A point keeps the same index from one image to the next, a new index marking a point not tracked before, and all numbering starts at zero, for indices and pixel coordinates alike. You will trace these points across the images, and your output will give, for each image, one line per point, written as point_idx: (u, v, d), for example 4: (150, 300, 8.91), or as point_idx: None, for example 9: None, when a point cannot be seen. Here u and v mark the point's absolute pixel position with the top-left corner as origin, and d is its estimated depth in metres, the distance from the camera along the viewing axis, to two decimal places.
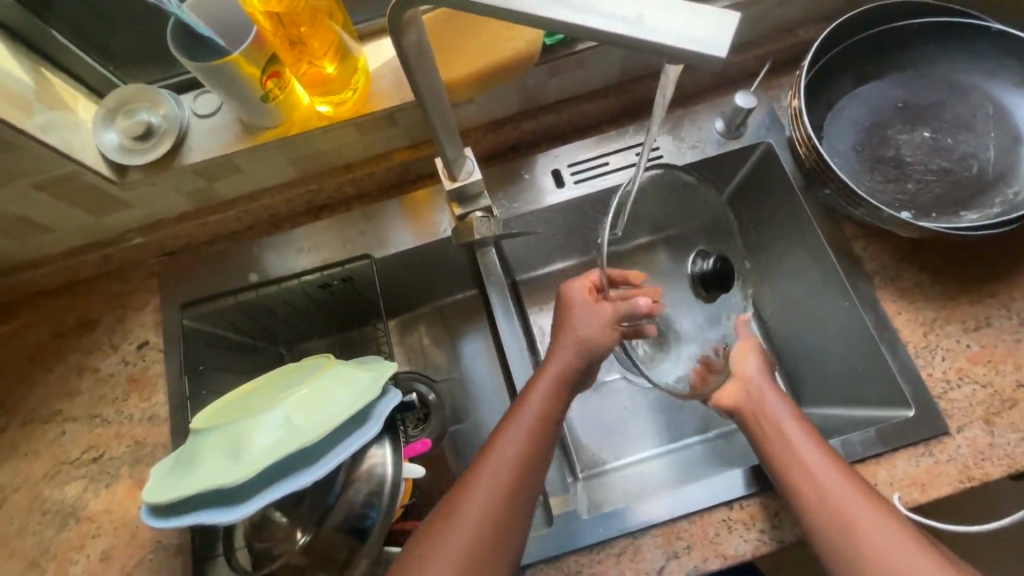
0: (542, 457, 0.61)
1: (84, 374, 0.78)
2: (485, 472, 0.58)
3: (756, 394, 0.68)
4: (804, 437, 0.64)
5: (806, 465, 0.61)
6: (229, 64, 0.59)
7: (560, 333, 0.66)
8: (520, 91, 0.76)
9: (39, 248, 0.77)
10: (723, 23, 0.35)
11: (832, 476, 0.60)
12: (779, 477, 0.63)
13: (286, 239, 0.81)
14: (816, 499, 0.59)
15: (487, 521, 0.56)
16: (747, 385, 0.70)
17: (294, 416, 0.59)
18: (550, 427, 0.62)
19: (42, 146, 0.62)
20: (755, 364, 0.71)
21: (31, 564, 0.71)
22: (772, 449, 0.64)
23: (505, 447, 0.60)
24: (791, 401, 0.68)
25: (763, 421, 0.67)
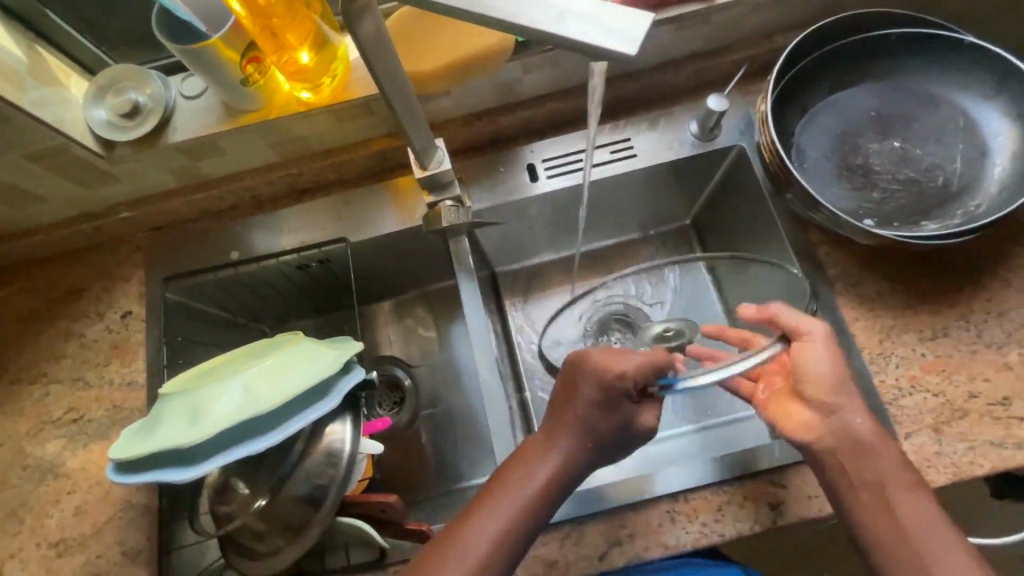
0: (527, 530, 0.58)
1: (70, 339, 0.82)
2: (487, 531, 0.57)
3: (846, 430, 0.60)
4: (901, 478, 0.59)
5: (898, 509, 0.58)
6: (209, 49, 0.63)
7: (562, 409, 0.62)
8: (496, 85, 0.78)
9: (32, 217, 0.81)
10: (637, 23, 0.37)
11: (920, 521, 0.57)
12: (859, 520, 0.59)
13: (267, 220, 0.85)
14: (906, 546, 0.56)
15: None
16: (839, 425, 0.61)
17: (255, 385, 0.62)
18: (546, 500, 0.59)
19: (33, 120, 0.65)
20: (827, 370, 0.61)
21: (10, 515, 0.75)
22: (860, 493, 0.59)
23: (509, 506, 0.58)
24: (893, 443, 0.60)
25: (867, 464, 0.59)
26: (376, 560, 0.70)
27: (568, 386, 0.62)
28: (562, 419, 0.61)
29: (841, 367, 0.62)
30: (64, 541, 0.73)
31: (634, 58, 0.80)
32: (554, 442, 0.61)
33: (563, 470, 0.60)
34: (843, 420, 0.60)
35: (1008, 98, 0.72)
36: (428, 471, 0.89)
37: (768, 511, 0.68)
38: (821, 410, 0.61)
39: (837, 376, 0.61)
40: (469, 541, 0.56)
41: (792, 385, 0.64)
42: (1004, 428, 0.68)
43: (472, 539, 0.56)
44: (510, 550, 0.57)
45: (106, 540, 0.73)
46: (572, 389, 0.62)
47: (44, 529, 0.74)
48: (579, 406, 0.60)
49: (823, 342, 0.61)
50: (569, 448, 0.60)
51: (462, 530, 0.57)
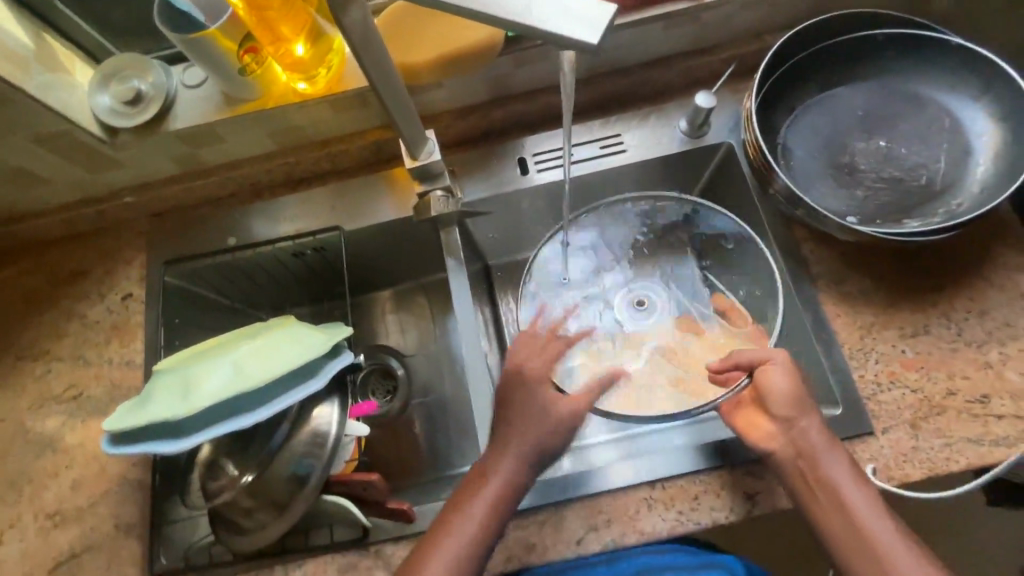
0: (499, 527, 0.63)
1: (72, 319, 0.85)
2: (455, 528, 0.62)
3: (800, 439, 0.64)
4: (847, 478, 0.62)
5: (848, 507, 0.61)
6: (207, 38, 0.66)
7: (501, 431, 0.67)
8: (488, 79, 0.80)
9: (38, 200, 0.84)
10: (601, 13, 0.39)
11: (872, 519, 0.60)
12: (818, 521, 0.62)
13: (265, 208, 0.87)
14: (864, 554, 0.59)
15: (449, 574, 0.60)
16: (790, 433, 0.65)
17: (244, 364, 0.64)
18: (509, 501, 0.64)
19: (38, 104, 0.68)
20: (784, 388, 0.65)
21: (10, 486, 0.78)
22: (813, 493, 0.62)
23: (471, 508, 0.63)
24: (841, 448, 0.63)
25: (815, 470, 0.63)
26: (358, 538, 0.72)
27: (502, 409, 0.68)
28: (502, 440, 0.66)
29: (801, 385, 0.66)
30: (61, 512, 0.76)
31: (624, 55, 0.81)
32: (508, 450, 0.65)
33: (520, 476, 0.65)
34: (796, 428, 0.64)
35: (994, 98, 0.72)
36: (416, 458, 0.91)
37: (744, 501, 0.69)
38: (780, 420, 0.65)
39: (795, 394, 0.65)
40: (444, 538, 0.62)
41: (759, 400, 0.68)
42: (982, 425, 0.68)
43: (445, 535, 0.62)
44: (478, 548, 0.62)
45: (101, 513, 0.76)
46: (507, 415, 0.67)
47: (43, 500, 0.77)
48: (517, 431, 0.66)
49: (780, 367, 0.66)
50: (513, 468, 0.64)
51: (438, 527, 0.63)
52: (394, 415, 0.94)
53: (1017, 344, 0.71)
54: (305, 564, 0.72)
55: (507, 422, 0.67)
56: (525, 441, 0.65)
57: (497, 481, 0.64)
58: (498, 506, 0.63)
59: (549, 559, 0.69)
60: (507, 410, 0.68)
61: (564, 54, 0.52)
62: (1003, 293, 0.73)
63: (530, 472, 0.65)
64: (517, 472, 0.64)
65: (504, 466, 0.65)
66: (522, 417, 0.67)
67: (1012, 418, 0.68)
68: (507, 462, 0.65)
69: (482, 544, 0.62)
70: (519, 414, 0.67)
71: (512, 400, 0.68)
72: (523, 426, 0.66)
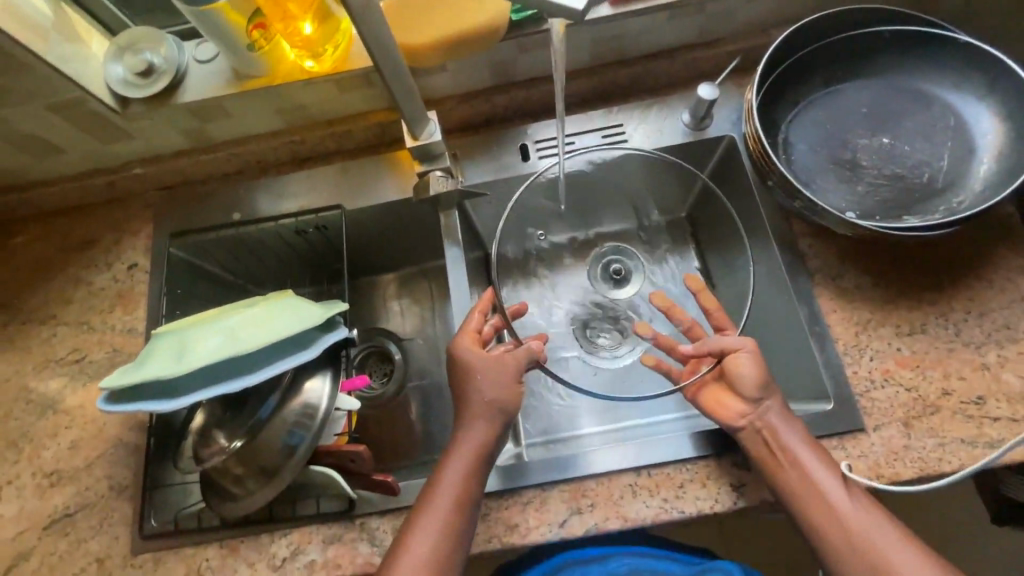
0: (471, 509, 0.64)
1: (79, 286, 0.87)
2: (438, 500, 0.63)
3: (764, 417, 0.65)
4: (811, 457, 0.63)
5: (821, 491, 0.62)
6: (216, 11, 0.67)
7: (465, 402, 0.69)
8: (492, 64, 0.81)
9: (51, 168, 0.86)
10: None
11: (845, 499, 0.61)
12: (802, 513, 0.62)
13: (271, 184, 0.89)
14: (847, 539, 0.59)
15: (439, 543, 0.61)
16: (755, 411, 0.66)
17: (238, 330, 0.65)
18: (475, 477, 0.65)
19: (53, 71, 0.70)
20: (751, 373, 0.66)
21: (11, 445, 0.80)
22: (785, 481, 0.63)
23: (448, 477, 0.65)
24: (796, 419, 0.65)
25: (783, 454, 0.64)
26: (345, 510, 0.72)
27: (460, 381, 0.70)
28: (469, 410, 0.68)
29: (766, 370, 0.67)
30: (57, 472, 0.78)
31: (629, 46, 0.82)
32: (467, 430, 0.67)
33: (483, 453, 0.66)
34: (762, 407, 0.66)
35: (999, 97, 0.72)
36: (408, 440, 0.92)
37: (729, 492, 0.69)
38: (748, 401, 0.66)
39: (762, 379, 0.66)
40: (423, 514, 0.63)
41: (727, 381, 0.69)
42: (976, 426, 0.67)
43: (426, 512, 0.63)
44: (463, 511, 0.63)
45: (96, 474, 0.77)
46: (468, 387, 0.69)
47: (41, 459, 0.79)
48: (481, 397, 0.68)
49: (749, 353, 0.67)
50: (483, 434, 0.67)
51: (420, 506, 0.64)
52: (389, 396, 0.95)
53: (1016, 346, 0.70)
54: (290, 533, 0.72)
55: (467, 392, 0.69)
56: (490, 406, 0.68)
57: (470, 445, 0.66)
58: (469, 478, 0.65)
59: (530, 540, 0.69)
60: (464, 383, 0.69)
61: (552, 24, 0.52)
62: (1005, 295, 0.72)
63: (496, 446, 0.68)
64: (487, 437, 0.67)
65: (474, 432, 0.67)
66: (482, 385, 0.69)
67: (1008, 421, 0.67)
68: (477, 426, 0.67)
69: (466, 510, 0.63)
70: (480, 381, 0.69)
71: (470, 372, 0.69)
72: (485, 396, 0.68)
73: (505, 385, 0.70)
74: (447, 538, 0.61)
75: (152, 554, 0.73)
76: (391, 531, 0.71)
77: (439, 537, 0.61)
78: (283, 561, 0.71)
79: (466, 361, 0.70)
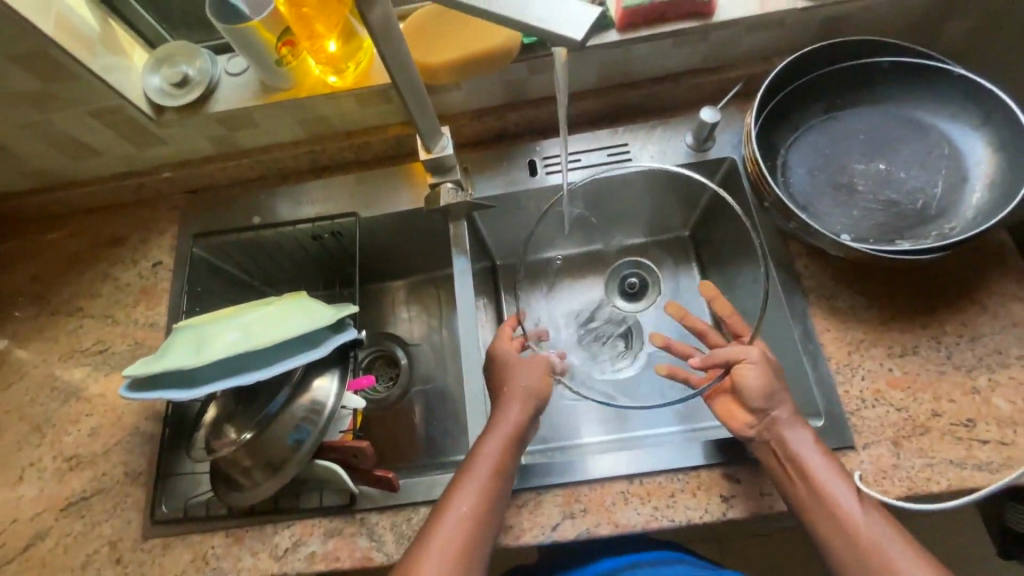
0: (502, 487, 0.67)
1: (106, 281, 0.92)
2: (475, 471, 0.66)
3: (772, 427, 0.67)
4: (821, 464, 0.64)
5: (829, 500, 0.62)
6: (250, 29, 0.73)
7: (503, 386, 0.73)
8: (504, 84, 0.85)
9: (88, 169, 0.92)
10: (589, 14, 0.43)
11: (857, 509, 0.61)
12: (810, 519, 0.63)
13: (290, 191, 0.93)
14: (859, 552, 0.59)
15: (475, 511, 0.64)
16: (762, 421, 0.68)
17: (255, 327, 0.69)
18: (510, 455, 0.68)
19: (95, 79, 0.76)
20: (755, 381, 0.68)
21: (35, 429, 0.84)
22: (795, 484, 0.64)
23: (485, 451, 0.68)
24: (807, 425, 0.67)
25: (792, 460, 0.65)
26: (346, 505, 0.75)
27: (502, 368, 0.75)
28: (507, 393, 0.72)
29: (773, 378, 0.69)
30: (77, 457, 0.82)
31: (636, 69, 0.86)
32: (505, 411, 0.71)
33: (518, 434, 0.70)
34: (767, 417, 0.67)
35: (993, 128, 0.74)
36: (411, 442, 0.94)
37: (719, 503, 0.70)
38: (754, 411, 0.68)
39: (767, 389, 0.68)
40: (458, 489, 0.65)
41: (734, 393, 0.71)
42: (965, 448, 0.68)
43: (460, 489, 0.65)
44: (497, 485, 0.66)
45: (113, 461, 0.81)
46: (507, 373, 0.74)
47: (62, 444, 0.83)
48: (520, 381, 0.73)
49: (753, 363, 0.69)
50: (518, 414, 0.71)
51: (457, 479, 0.67)
52: (394, 400, 0.98)
53: (1007, 371, 0.71)
54: (292, 525, 0.75)
55: (508, 377, 0.74)
56: (528, 391, 0.72)
57: (507, 421, 0.70)
58: (506, 456, 0.68)
59: (524, 542, 0.71)
60: (501, 375, 0.74)
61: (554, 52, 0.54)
62: (997, 321, 0.74)
63: (530, 423, 0.72)
64: (521, 417, 0.71)
65: (510, 411, 0.71)
66: (520, 372, 0.74)
67: (997, 444, 0.68)
68: (513, 406, 0.71)
69: (501, 484, 0.67)
70: (519, 369, 0.74)
71: (507, 364, 0.75)
72: (521, 381, 0.73)
73: (540, 375, 0.74)
74: (483, 508, 0.64)
75: (160, 539, 0.76)
76: (390, 527, 0.74)
77: (473, 511, 0.64)
78: (285, 552, 0.74)
79: (502, 356, 0.75)
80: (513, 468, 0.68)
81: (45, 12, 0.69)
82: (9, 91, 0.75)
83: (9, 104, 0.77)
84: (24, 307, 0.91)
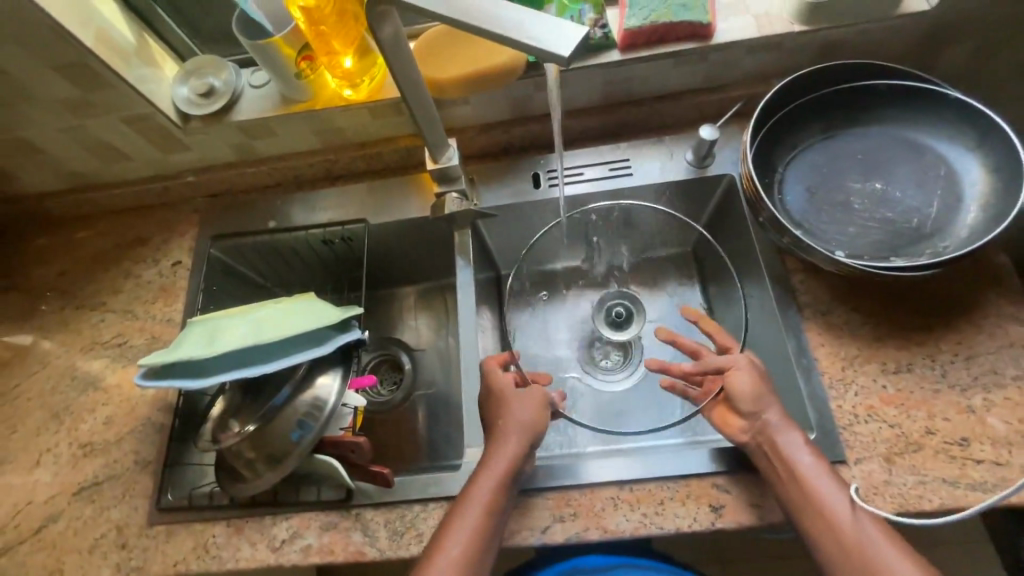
0: (500, 518, 0.67)
1: (129, 278, 0.97)
2: (472, 502, 0.67)
3: (764, 431, 0.68)
4: (821, 477, 0.64)
5: (817, 501, 0.63)
6: (273, 45, 0.78)
7: (499, 418, 0.74)
8: (510, 100, 0.89)
9: (118, 173, 0.97)
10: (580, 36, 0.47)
11: (848, 511, 0.62)
12: (808, 531, 0.63)
13: (305, 198, 0.98)
14: (847, 553, 0.60)
15: (467, 553, 0.63)
16: (756, 426, 0.69)
17: (262, 323, 0.73)
18: (507, 489, 0.68)
19: (129, 88, 0.81)
20: (747, 384, 0.71)
21: (54, 416, 0.88)
22: (793, 496, 0.64)
23: (481, 483, 0.68)
24: (798, 428, 0.68)
25: (790, 474, 0.65)
26: (342, 500, 0.77)
27: (497, 402, 0.75)
28: (503, 426, 0.72)
29: (764, 384, 0.71)
30: (91, 444, 0.86)
31: (640, 87, 0.88)
32: (503, 444, 0.71)
33: (515, 468, 0.70)
34: (759, 421, 0.69)
35: (988, 151, 0.75)
36: (411, 445, 0.96)
37: (708, 512, 0.71)
38: (746, 417, 0.70)
39: (763, 396, 0.70)
40: (456, 520, 0.66)
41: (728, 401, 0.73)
42: (959, 467, 0.68)
43: (457, 520, 0.66)
44: (491, 522, 0.66)
45: (125, 449, 0.85)
46: (504, 404, 0.74)
47: (78, 430, 0.87)
48: (515, 415, 0.73)
49: (745, 369, 0.72)
50: (513, 450, 0.70)
51: (454, 510, 0.67)
52: (397, 403, 1.00)
53: (1003, 392, 0.71)
54: (290, 518, 0.77)
55: (503, 412, 0.74)
56: (524, 422, 0.73)
57: (501, 458, 0.70)
58: (501, 490, 0.68)
59: (514, 543, 0.72)
60: (496, 402, 0.75)
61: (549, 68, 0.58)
62: (993, 340, 0.74)
63: (528, 457, 0.72)
64: (517, 452, 0.70)
65: (506, 447, 0.71)
66: (516, 407, 0.74)
67: (991, 464, 0.68)
68: (511, 439, 0.71)
69: (495, 516, 0.67)
70: (515, 403, 0.74)
71: (501, 398, 0.75)
72: (516, 416, 0.73)
73: (537, 407, 0.75)
74: (477, 549, 0.64)
75: (164, 526, 0.79)
76: (383, 523, 0.75)
77: (471, 542, 0.64)
78: (282, 543, 0.76)
79: (493, 386, 0.76)
80: (509, 499, 0.69)
81: (88, 26, 0.75)
82: (50, 98, 0.81)
83: (50, 110, 0.83)
84: (52, 300, 0.97)
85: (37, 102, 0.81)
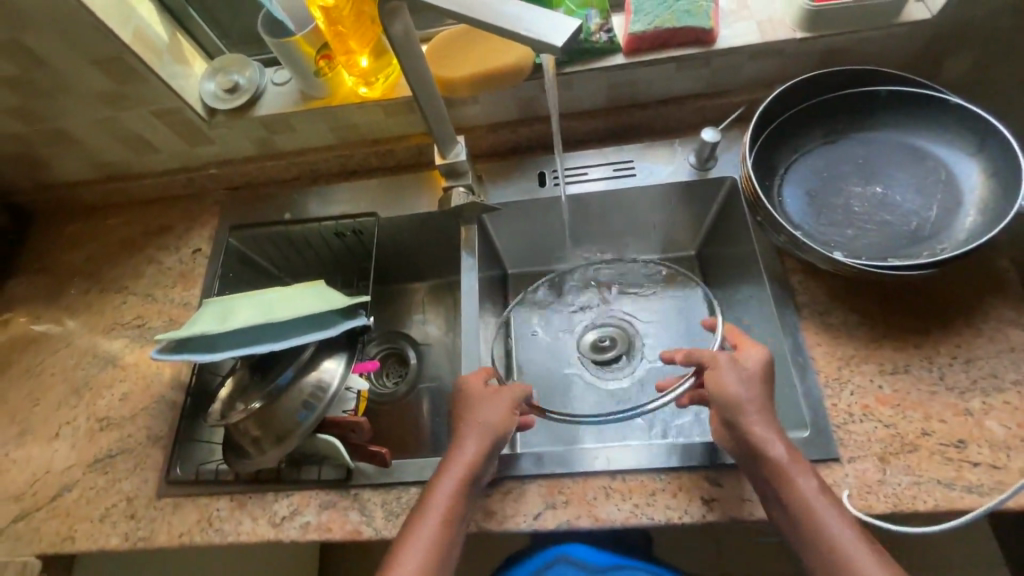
0: (460, 519, 0.67)
1: (151, 264, 1.02)
2: (434, 500, 0.67)
3: (752, 444, 0.65)
4: (820, 500, 0.61)
5: (818, 525, 0.60)
6: (293, 43, 0.84)
7: (463, 421, 0.74)
8: (518, 102, 0.92)
9: (146, 164, 1.03)
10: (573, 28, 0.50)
11: (847, 535, 0.59)
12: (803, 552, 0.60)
13: (321, 192, 1.02)
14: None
15: (432, 553, 0.63)
16: (746, 438, 0.65)
17: (276, 305, 0.76)
18: (465, 492, 0.68)
19: (160, 83, 0.87)
20: (735, 382, 0.68)
21: (74, 391, 0.93)
22: (789, 511, 0.62)
23: (443, 482, 0.68)
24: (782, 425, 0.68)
25: (778, 481, 0.63)
26: (341, 479, 0.80)
27: (466, 404, 0.75)
28: (464, 427, 0.73)
29: (753, 390, 0.68)
30: (107, 419, 0.90)
31: (645, 91, 0.91)
32: (463, 445, 0.71)
33: (473, 470, 0.69)
34: (739, 429, 0.66)
35: (987, 155, 0.76)
36: (414, 436, 0.98)
37: (699, 505, 0.71)
38: (727, 424, 0.67)
39: (751, 398, 0.67)
40: (424, 518, 0.66)
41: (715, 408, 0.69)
42: (955, 469, 0.67)
43: (420, 518, 0.66)
44: (453, 524, 0.66)
45: (139, 424, 0.88)
46: (468, 406, 0.74)
47: (97, 404, 0.91)
48: (479, 417, 0.73)
49: (729, 367, 0.69)
50: (473, 452, 0.70)
51: (418, 507, 0.67)
52: (400, 395, 1.03)
53: (1002, 396, 0.70)
54: (291, 495, 0.80)
55: (469, 412, 0.74)
56: (485, 425, 0.72)
57: (462, 460, 0.70)
58: (460, 491, 0.68)
59: (506, 527, 0.73)
60: (462, 402, 0.76)
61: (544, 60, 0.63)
62: (993, 344, 0.73)
63: (488, 460, 0.71)
64: (477, 455, 0.70)
65: (465, 449, 0.71)
66: (484, 407, 0.74)
67: (989, 467, 0.67)
68: (470, 441, 0.71)
69: (455, 518, 0.66)
70: (481, 404, 0.74)
71: (472, 399, 0.75)
72: (480, 416, 0.73)
73: (500, 411, 0.74)
74: (438, 549, 0.64)
75: (172, 499, 0.82)
76: (380, 504, 0.77)
77: (433, 542, 0.64)
78: (281, 519, 0.78)
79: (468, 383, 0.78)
80: (470, 501, 0.68)
81: (125, 25, 0.81)
82: (88, 89, 0.87)
83: (86, 101, 0.89)
84: (79, 283, 1.02)
85: (76, 92, 0.87)
